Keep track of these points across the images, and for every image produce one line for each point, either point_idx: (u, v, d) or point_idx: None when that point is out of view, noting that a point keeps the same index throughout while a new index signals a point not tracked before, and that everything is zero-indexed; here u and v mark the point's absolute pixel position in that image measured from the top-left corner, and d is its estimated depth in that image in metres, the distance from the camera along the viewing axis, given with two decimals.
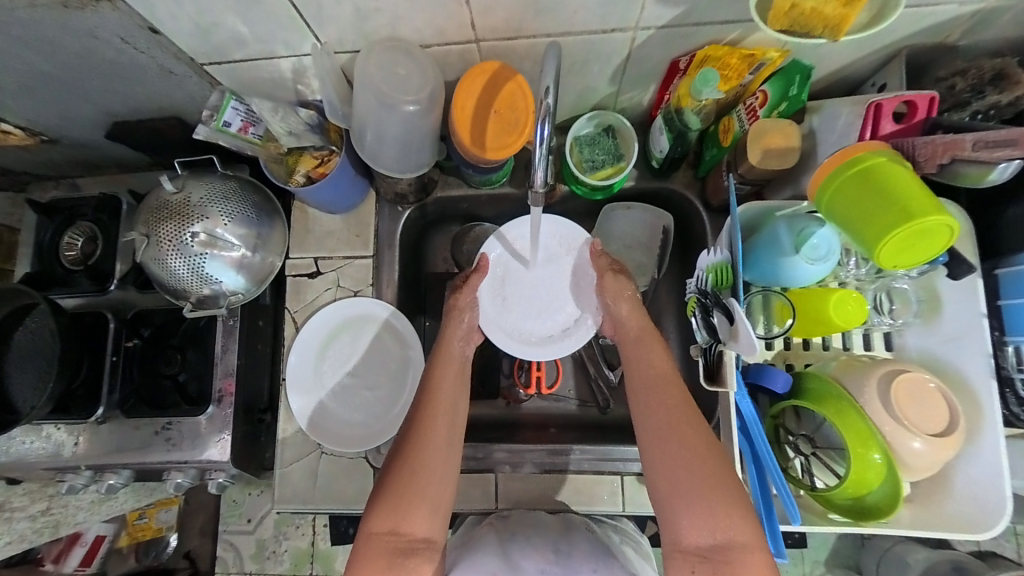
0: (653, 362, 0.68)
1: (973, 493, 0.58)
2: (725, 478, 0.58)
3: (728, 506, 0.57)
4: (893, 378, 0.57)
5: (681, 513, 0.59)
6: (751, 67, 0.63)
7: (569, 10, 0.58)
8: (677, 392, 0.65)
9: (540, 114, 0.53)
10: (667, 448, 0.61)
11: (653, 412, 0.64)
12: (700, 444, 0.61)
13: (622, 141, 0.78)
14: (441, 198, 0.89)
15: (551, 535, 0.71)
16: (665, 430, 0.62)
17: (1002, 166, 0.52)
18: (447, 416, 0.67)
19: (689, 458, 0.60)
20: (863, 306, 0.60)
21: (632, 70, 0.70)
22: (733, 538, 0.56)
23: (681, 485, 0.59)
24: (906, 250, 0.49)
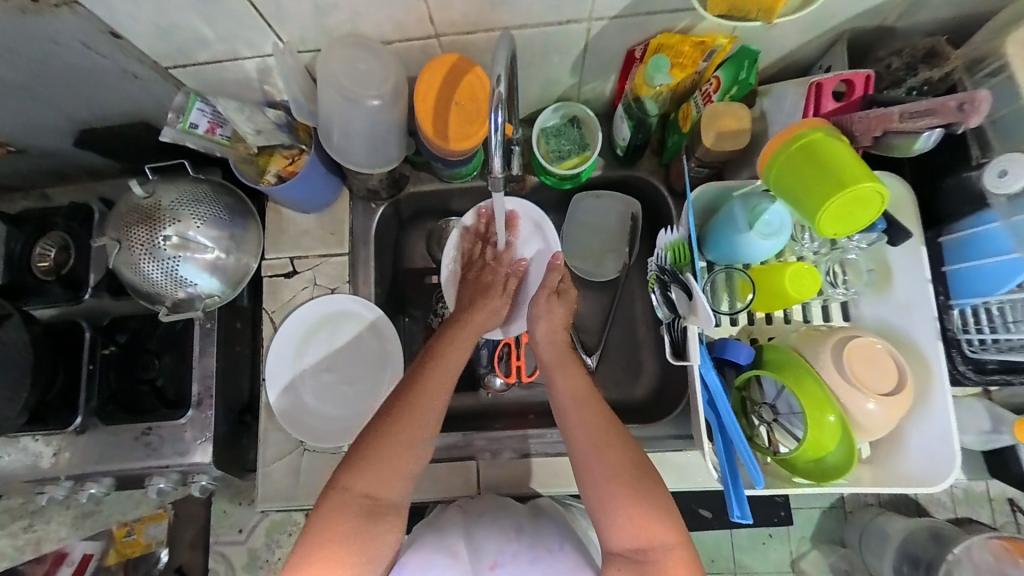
0: (574, 382, 0.72)
1: (927, 451, 0.61)
2: (646, 486, 0.63)
3: (651, 512, 0.62)
4: (846, 345, 0.60)
5: (609, 524, 0.63)
6: (703, 54, 0.67)
7: (523, 3, 0.61)
8: (599, 409, 0.69)
9: (493, 102, 0.54)
10: (594, 466, 0.65)
11: (578, 430, 0.68)
12: (623, 459, 0.65)
13: (587, 131, 0.80)
14: (414, 193, 0.90)
15: (516, 517, 0.72)
16: (587, 448, 0.66)
17: (926, 135, 0.55)
18: (444, 376, 0.71)
19: (612, 473, 0.64)
20: (817, 278, 0.62)
21: (591, 60, 0.73)
22: (656, 540, 0.61)
23: (608, 499, 0.63)
24: (846, 219, 0.51)
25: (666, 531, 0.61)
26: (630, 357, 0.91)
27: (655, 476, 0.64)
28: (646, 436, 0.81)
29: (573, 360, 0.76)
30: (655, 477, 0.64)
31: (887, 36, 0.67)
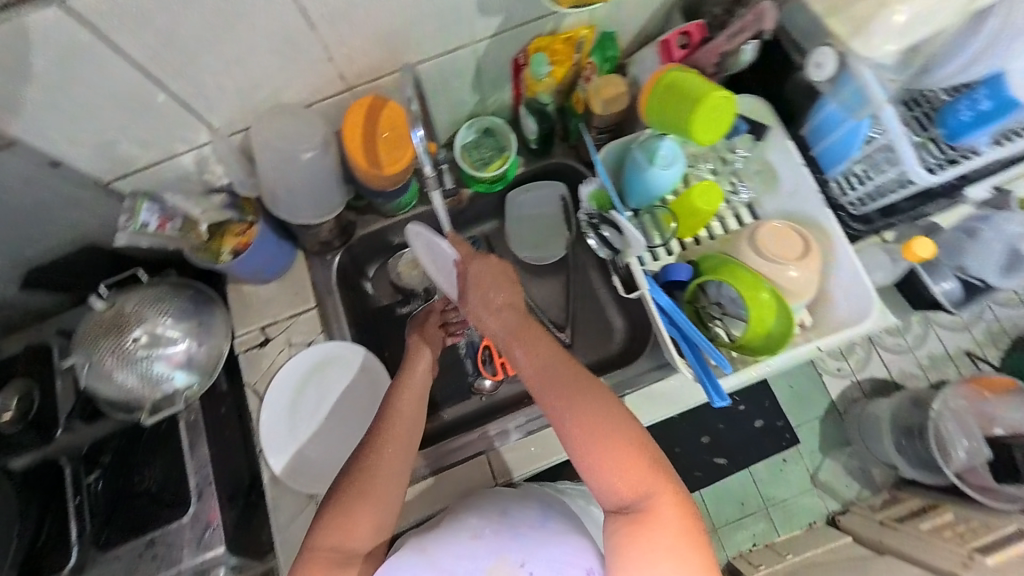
0: (532, 348, 0.66)
1: (853, 298, 0.72)
2: (629, 435, 0.59)
3: (635, 462, 0.58)
4: (756, 231, 0.72)
5: (599, 482, 0.59)
6: (573, 47, 0.81)
7: (416, 44, 0.72)
8: (568, 369, 0.64)
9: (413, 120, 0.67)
10: (576, 432, 0.60)
11: (548, 397, 0.63)
12: (602, 415, 0.60)
13: (502, 136, 0.92)
14: (365, 236, 0.95)
15: (501, 501, 0.69)
16: (564, 415, 0.61)
17: (744, 48, 0.74)
18: (399, 431, 0.67)
19: (591, 431, 0.59)
20: (718, 189, 0.75)
21: (486, 77, 0.85)
22: (643, 490, 0.57)
23: (591, 459, 0.59)
24: (713, 124, 0.63)
25: (651, 477, 0.57)
26: (599, 319, 0.99)
27: (633, 425, 0.60)
28: (634, 374, 0.88)
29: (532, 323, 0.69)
30: (632, 423, 0.60)
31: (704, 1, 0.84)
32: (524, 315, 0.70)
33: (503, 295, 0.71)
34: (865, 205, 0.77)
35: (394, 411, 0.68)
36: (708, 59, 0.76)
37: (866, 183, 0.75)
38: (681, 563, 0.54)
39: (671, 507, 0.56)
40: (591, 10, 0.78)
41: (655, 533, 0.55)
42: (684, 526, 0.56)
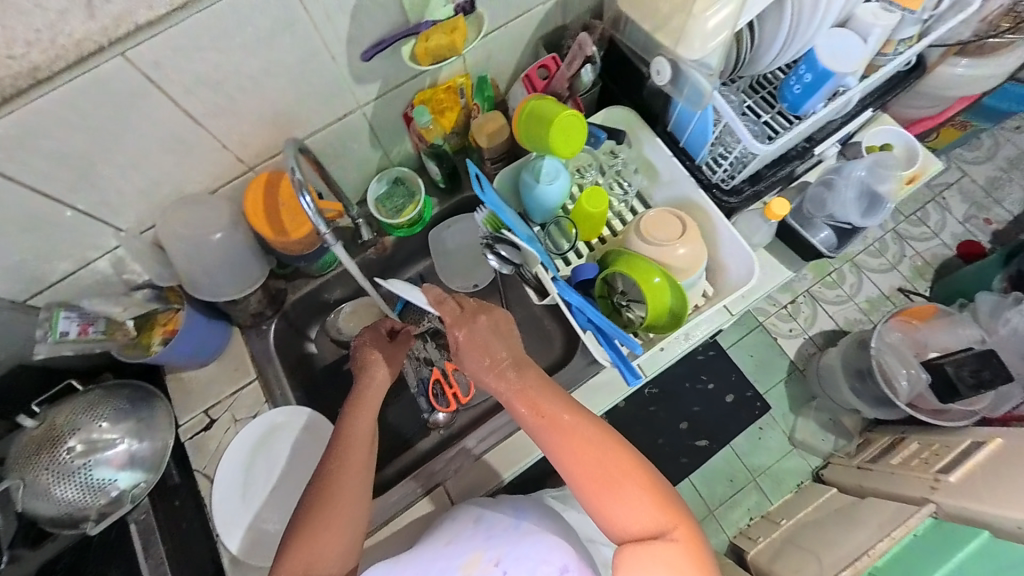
0: (517, 384, 0.61)
1: (738, 259, 0.82)
2: (641, 479, 0.56)
3: (640, 491, 0.55)
4: (641, 221, 0.79)
5: (607, 516, 0.56)
6: (456, 94, 0.89)
7: (305, 118, 0.76)
8: (560, 401, 0.60)
9: (297, 187, 0.63)
10: (586, 483, 0.56)
11: (541, 434, 0.58)
12: (613, 464, 0.56)
13: (411, 182, 0.97)
14: (298, 300, 0.98)
15: (477, 508, 0.74)
16: (562, 452, 0.57)
17: (583, 72, 0.85)
18: (356, 458, 0.66)
19: (603, 480, 0.55)
20: (601, 191, 0.83)
21: (383, 134, 0.90)
22: (653, 520, 0.54)
23: (598, 493, 0.56)
24: (567, 140, 0.70)
25: (658, 505, 0.55)
26: (538, 332, 1.04)
27: (633, 454, 0.57)
28: (569, 376, 0.92)
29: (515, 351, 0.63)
30: (630, 451, 0.58)
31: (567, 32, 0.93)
32: (507, 346, 0.63)
33: (489, 333, 0.63)
34: (733, 178, 0.85)
35: (348, 441, 0.67)
36: (562, 85, 0.86)
37: (728, 158, 0.83)
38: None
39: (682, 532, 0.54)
40: (461, 59, 0.85)
41: (667, 561, 0.52)
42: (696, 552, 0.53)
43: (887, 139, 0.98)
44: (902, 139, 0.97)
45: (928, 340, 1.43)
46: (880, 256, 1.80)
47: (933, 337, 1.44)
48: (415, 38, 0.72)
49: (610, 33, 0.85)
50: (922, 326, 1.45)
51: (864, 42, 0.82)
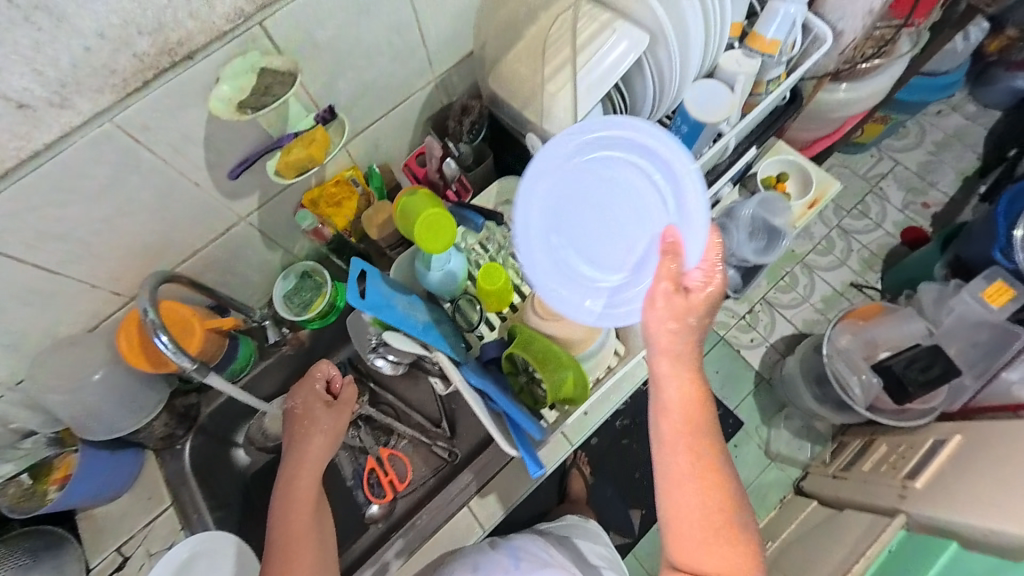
0: (686, 392, 0.56)
1: (639, 318, 0.82)
2: (741, 542, 0.53)
3: (739, 552, 0.53)
4: (533, 298, 0.78)
5: (688, 555, 0.54)
6: (349, 184, 0.87)
7: (179, 242, 0.74)
8: (706, 442, 0.55)
9: (152, 328, 0.61)
10: (690, 512, 0.53)
11: (680, 457, 0.54)
12: (722, 509, 0.53)
13: (319, 274, 0.96)
14: (215, 410, 0.96)
15: (470, 556, 0.77)
16: (688, 485, 0.54)
17: (447, 164, 0.86)
18: (301, 528, 0.70)
19: (705, 520, 0.53)
20: (497, 267, 0.83)
21: (277, 236, 0.88)
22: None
23: (699, 536, 0.53)
24: (434, 235, 0.67)
25: (748, 570, 0.53)
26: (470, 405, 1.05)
27: (746, 518, 0.54)
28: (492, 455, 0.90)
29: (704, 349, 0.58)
30: (745, 514, 0.55)
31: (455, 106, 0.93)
32: (691, 354, 0.57)
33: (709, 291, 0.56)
34: None
35: (292, 513, 0.71)
36: (435, 176, 0.88)
37: None
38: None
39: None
40: (345, 152, 0.85)
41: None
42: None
43: (781, 166, 0.99)
44: (796, 167, 0.98)
45: (877, 338, 1.37)
46: (830, 254, 1.76)
47: (881, 333, 1.38)
48: (279, 151, 0.69)
49: (489, 108, 0.85)
50: (870, 325, 1.39)
51: (732, 90, 0.82)
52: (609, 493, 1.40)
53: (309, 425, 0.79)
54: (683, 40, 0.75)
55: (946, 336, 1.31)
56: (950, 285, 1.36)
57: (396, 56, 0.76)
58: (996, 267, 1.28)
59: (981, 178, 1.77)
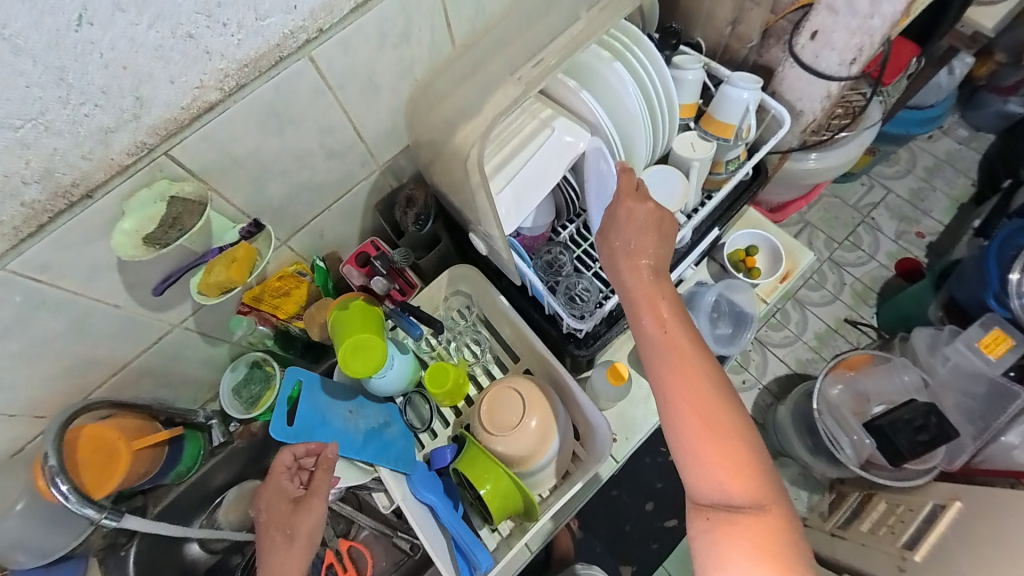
0: (664, 317, 0.58)
1: (594, 422, 0.76)
2: (736, 435, 0.54)
3: (743, 465, 0.53)
4: (478, 407, 0.75)
5: (697, 476, 0.54)
6: (294, 279, 0.83)
7: (104, 359, 0.70)
8: (695, 361, 0.56)
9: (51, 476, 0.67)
10: (678, 412, 0.55)
11: (669, 375, 0.56)
12: (710, 409, 0.54)
13: (269, 366, 0.91)
14: (162, 510, 0.88)
15: None
16: (683, 409, 0.55)
17: (375, 280, 0.81)
18: None
19: (697, 418, 0.54)
20: (444, 367, 0.78)
21: (218, 334, 0.83)
22: (749, 494, 0.52)
23: (699, 459, 0.54)
24: (357, 359, 0.63)
25: (755, 483, 0.52)
26: None
27: (748, 425, 0.55)
28: None
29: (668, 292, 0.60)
30: (747, 422, 0.55)
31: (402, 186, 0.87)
32: (659, 285, 0.60)
33: (647, 237, 0.62)
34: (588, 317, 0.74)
35: None
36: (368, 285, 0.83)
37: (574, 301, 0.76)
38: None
39: (771, 521, 0.51)
40: (287, 247, 0.81)
41: (747, 539, 0.50)
42: (779, 548, 0.50)
43: (752, 239, 0.95)
44: (765, 239, 0.94)
45: (869, 391, 1.22)
46: (820, 287, 1.58)
47: (873, 386, 1.22)
48: (203, 267, 0.67)
49: (434, 196, 0.83)
50: (860, 375, 1.24)
51: (685, 175, 0.80)
52: (599, 550, 1.28)
53: (288, 541, 0.64)
54: (625, 134, 0.73)
55: (940, 388, 1.18)
56: (944, 330, 1.23)
57: (332, 154, 0.73)
58: (992, 314, 1.16)
59: (976, 205, 1.63)
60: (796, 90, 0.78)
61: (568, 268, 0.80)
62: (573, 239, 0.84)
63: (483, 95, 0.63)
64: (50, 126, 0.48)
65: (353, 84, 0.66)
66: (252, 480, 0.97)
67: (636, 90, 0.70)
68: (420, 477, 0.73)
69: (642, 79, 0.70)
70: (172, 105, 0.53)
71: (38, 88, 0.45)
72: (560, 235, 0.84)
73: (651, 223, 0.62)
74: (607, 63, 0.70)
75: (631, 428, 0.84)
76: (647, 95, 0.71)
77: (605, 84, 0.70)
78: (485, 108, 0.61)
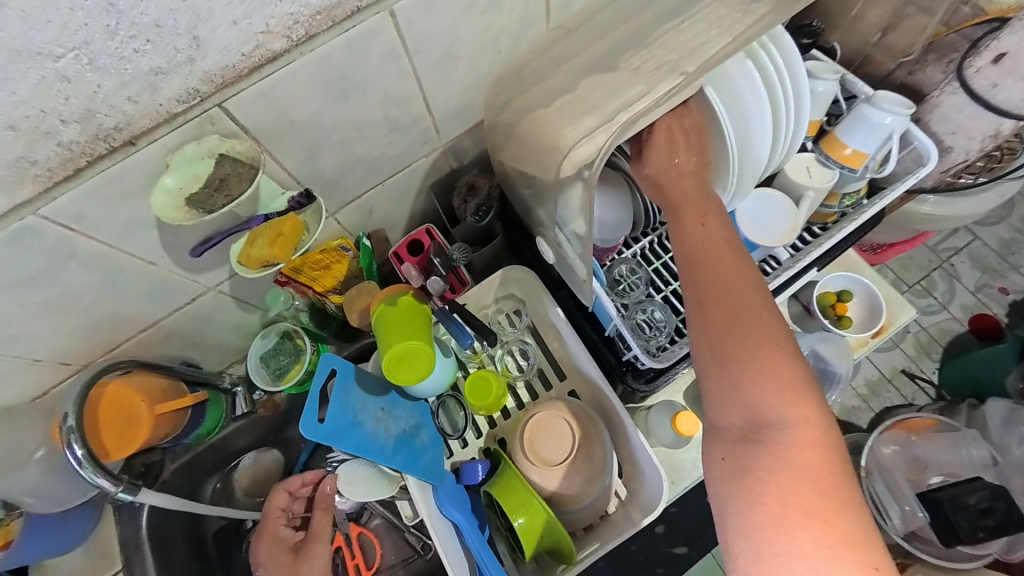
0: (704, 224, 0.52)
1: (645, 467, 0.68)
2: (780, 350, 0.44)
3: (780, 383, 0.43)
4: (524, 428, 0.69)
5: (719, 393, 0.45)
6: (336, 254, 0.76)
7: (134, 314, 0.66)
8: (731, 270, 0.49)
9: (69, 438, 0.64)
10: (710, 321, 0.47)
11: (700, 280, 0.49)
12: (747, 316, 0.46)
13: (300, 339, 0.84)
14: (180, 469, 0.83)
15: None
16: (712, 317, 0.47)
17: (432, 281, 0.74)
18: None
19: (732, 328, 0.46)
20: (488, 378, 0.72)
21: (251, 302, 0.78)
22: (785, 415, 0.42)
23: (727, 374, 0.45)
24: (407, 369, 0.61)
25: (794, 405, 0.43)
26: None
27: (791, 343, 0.45)
28: None
29: (707, 204, 0.54)
30: (791, 340, 0.46)
31: (459, 170, 0.79)
32: (699, 196, 0.54)
33: (687, 154, 0.57)
34: (662, 352, 0.66)
35: None
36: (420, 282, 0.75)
37: (647, 329, 0.68)
38: (819, 545, 0.38)
39: (812, 452, 0.41)
40: (334, 221, 0.74)
41: (781, 473, 0.41)
42: (821, 479, 0.40)
43: (845, 283, 0.82)
44: (861, 285, 0.82)
45: (928, 458, 0.98)
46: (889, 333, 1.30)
47: (932, 453, 0.98)
48: (246, 235, 0.61)
49: (497, 188, 0.75)
50: (919, 439, 0.99)
51: (794, 204, 0.69)
52: None
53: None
54: (745, 146, 0.60)
55: (1012, 468, 0.95)
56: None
57: (394, 127, 0.64)
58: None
59: None
60: (950, 122, 0.68)
61: (639, 291, 0.70)
62: (644, 255, 0.75)
63: (589, 100, 0.55)
64: (94, 60, 0.41)
65: (430, 50, 0.57)
66: (271, 450, 0.93)
67: (767, 97, 0.59)
68: (448, 493, 0.66)
69: (774, 84, 0.59)
70: (232, 51, 0.46)
71: (82, 13, 0.38)
72: (631, 249, 0.74)
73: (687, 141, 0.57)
74: (736, 59, 0.58)
75: (678, 474, 0.75)
76: (776, 105, 0.60)
77: (733, 87, 0.58)
78: (599, 110, 0.52)
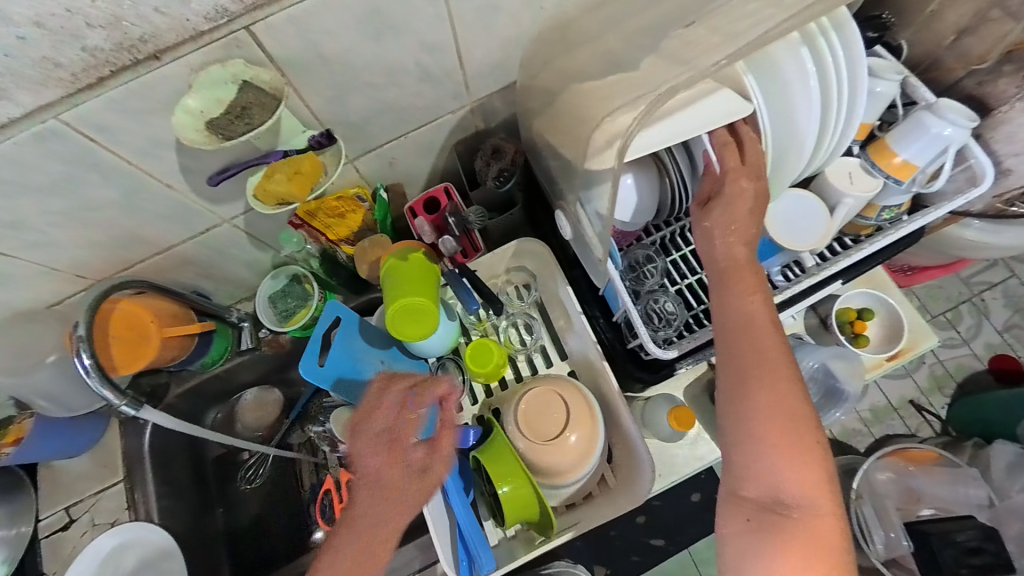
0: (753, 299, 0.52)
1: (636, 456, 0.67)
2: (808, 434, 0.47)
3: (806, 467, 0.46)
4: (522, 401, 0.69)
5: (748, 467, 0.48)
6: (354, 202, 0.75)
7: (152, 236, 0.67)
8: (774, 353, 0.50)
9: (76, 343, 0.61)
10: (748, 399, 0.49)
11: (742, 356, 0.50)
12: (783, 400, 0.48)
13: (309, 284, 0.84)
14: (184, 394, 0.86)
15: None
16: (752, 397, 0.49)
17: (444, 240, 0.72)
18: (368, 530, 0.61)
19: (768, 409, 0.48)
20: (491, 346, 0.71)
21: (265, 240, 0.78)
22: (805, 498, 0.46)
23: (761, 454, 0.47)
24: (412, 325, 0.60)
25: (813, 490, 0.46)
26: None
27: (819, 430, 0.48)
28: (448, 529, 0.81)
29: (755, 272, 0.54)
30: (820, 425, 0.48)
31: (486, 133, 0.76)
32: (748, 262, 0.54)
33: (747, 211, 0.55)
34: (669, 345, 0.64)
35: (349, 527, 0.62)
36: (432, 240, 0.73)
37: (656, 319, 0.66)
38: None
39: (825, 535, 0.45)
40: (354, 168, 0.73)
41: (795, 551, 0.44)
42: (829, 558, 0.44)
43: (868, 301, 0.80)
44: (886, 304, 0.79)
45: (924, 490, 0.95)
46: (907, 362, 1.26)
47: (930, 486, 0.96)
48: (264, 169, 0.60)
49: (522, 156, 0.73)
50: (917, 470, 0.96)
51: (830, 211, 0.65)
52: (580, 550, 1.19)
53: (267, 532, 0.91)
54: (784, 140, 0.57)
55: (1008, 512, 0.93)
56: None
57: (426, 77, 0.62)
58: None
59: None
60: (1014, 143, 0.63)
61: (654, 279, 0.69)
62: (663, 245, 0.73)
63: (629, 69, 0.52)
64: None
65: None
66: (273, 390, 0.94)
67: (817, 88, 0.55)
68: (433, 445, 0.64)
69: (829, 76, 0.55)
70: None
71: None
72: (652, 237, 0.72)
73: (755, 200, 0.54)
74: (788, 43, 0.54)
75: (669, 468, 0.74)
76: (827, 98, 0.56)
77: (781, 78, 0.54)
78: (638, 81, 0.50)
